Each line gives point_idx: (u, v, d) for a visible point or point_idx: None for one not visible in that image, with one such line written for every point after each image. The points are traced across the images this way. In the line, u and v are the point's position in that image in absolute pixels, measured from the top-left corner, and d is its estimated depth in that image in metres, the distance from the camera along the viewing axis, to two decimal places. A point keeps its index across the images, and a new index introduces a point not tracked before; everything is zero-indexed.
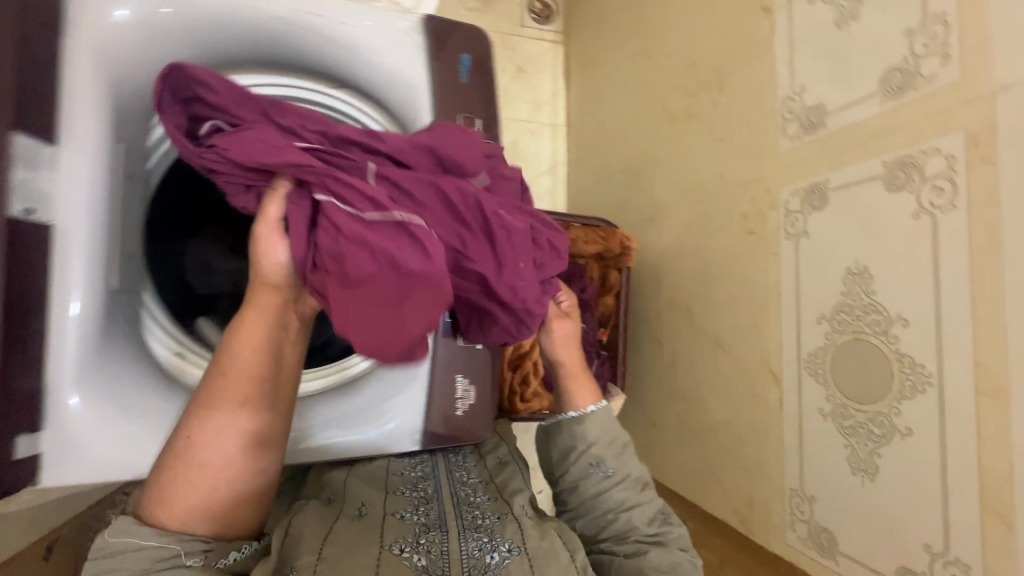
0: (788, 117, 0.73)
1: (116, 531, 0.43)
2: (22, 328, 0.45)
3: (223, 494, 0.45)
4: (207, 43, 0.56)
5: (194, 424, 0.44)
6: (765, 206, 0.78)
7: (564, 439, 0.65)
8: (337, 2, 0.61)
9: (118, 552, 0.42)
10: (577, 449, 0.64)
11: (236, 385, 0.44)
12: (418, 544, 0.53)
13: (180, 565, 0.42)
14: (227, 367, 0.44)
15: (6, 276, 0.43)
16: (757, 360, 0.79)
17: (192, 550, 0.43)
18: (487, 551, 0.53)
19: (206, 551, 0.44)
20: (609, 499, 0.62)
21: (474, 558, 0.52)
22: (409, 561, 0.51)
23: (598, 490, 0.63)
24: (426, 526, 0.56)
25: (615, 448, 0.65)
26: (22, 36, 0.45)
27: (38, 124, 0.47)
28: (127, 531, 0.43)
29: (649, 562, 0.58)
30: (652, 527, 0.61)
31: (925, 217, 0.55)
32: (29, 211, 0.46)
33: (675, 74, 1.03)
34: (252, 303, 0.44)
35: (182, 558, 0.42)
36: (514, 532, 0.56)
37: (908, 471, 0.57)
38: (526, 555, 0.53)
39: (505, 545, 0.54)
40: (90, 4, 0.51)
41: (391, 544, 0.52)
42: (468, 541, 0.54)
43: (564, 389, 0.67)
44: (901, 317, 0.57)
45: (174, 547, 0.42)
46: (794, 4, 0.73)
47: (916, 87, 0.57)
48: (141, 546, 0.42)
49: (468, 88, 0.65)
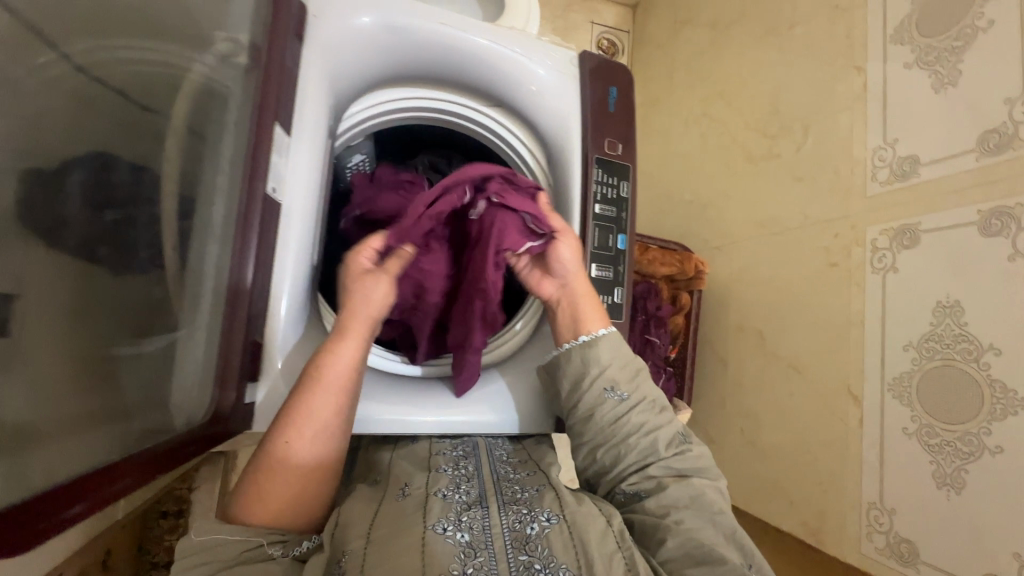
0: (879, 165, 0.82)
1: (201, 530, 0.50)
2: (257, 285, 0.54)
3: (291, 504, 0.54)
4: (408, 59, 0.67)
5: (265, 451, 0.53)
6: (849, 242, 0.85)
7: (575, 365, 0.65)
8: (515, 39, 0.70)
9: (206, 546, 0.49)
10: (590, 374, 0.64)
11: (311, 409, 0.55)
12: (461, 521, 0.54)
13: (264, 556, 0.50)
14: (309, 385, 0.55)
15: (247, 236, 0.52)
16: (833, 382, 0.85)
17: (273, 542, 0.51)
18: (527, 523, 0.55)
19: (282, 542, 0.52)
20: (626, 424, 0.62)
21: (516, 530, 0.54)
22: (454, 539, 0.52)
23: (615, 417, 0.62)
24: (467, 504, 0.57)
25: (623, 377, 0.64)
26: (279, 41, 0.56)
27: (283, 117, 0.56)
28: (214, 530, 0.50)
29: (670, 497, 0.58)
30: (670, 449, 0.61)
31: (1019, 261, 0.64)
32: (274, 190, 0.56)
33: (750, 114, 1.12)
34: (341, 334, 0.58)
35: (265, 549, 0.50)
36: (552, 502, 0.58)
37: (998, 485, 0.64)
38: (565, 524, 0.54)
39: (543, 515, 0.55)
40: (332, 22, 0.61)
41: (435, 522, 0.53)
42: (508, 515, 0.56)
43: (574, 312, 0.67)
44: (993, 346, 0.66)
45: (256, 540, 0.50)
46: (889, 66, 0.82)
47: (1013, 148, 0.66)
48: (227, 541, 0.49)
49: (613, 120, 0.75)
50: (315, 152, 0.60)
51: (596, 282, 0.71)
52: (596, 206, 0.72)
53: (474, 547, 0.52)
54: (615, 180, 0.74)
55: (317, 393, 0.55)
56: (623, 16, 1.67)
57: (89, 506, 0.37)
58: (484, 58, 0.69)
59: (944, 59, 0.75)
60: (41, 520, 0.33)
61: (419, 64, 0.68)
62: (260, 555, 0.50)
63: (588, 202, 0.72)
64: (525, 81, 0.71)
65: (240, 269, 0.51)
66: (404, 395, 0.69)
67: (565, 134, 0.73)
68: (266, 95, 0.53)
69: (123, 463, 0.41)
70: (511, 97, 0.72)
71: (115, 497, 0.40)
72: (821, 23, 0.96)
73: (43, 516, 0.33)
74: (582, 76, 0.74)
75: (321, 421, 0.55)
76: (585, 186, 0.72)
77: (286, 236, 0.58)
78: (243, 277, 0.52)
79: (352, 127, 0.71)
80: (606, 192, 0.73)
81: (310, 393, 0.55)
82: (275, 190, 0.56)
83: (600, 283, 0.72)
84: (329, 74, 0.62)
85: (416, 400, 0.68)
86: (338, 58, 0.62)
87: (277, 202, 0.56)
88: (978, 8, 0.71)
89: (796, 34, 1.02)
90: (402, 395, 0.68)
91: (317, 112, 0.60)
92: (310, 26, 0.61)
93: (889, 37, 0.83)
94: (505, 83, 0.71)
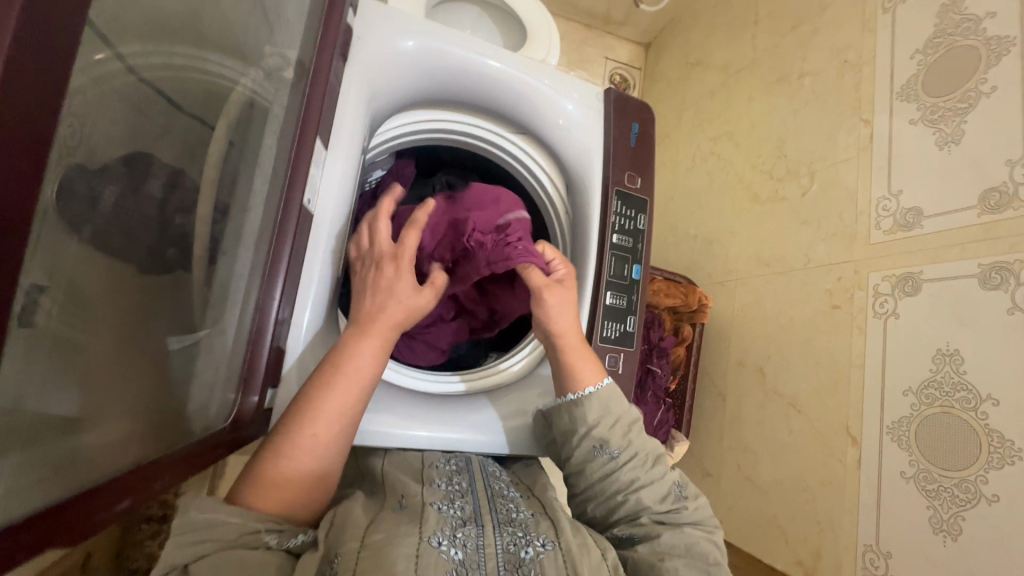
0: (882, 214, 0.85)
1: (203, 507, 0.47)
2: (288, 295, 0.55)
3: (299, 496, 0.52)
4: (441, 82, 0.70)
5: (283, 432, 0.52)
6: (852, 286, 0.87)
7: (593, 413, 0.63)
8: (544, 71, 0.73)
9: (204, 525, 0.46)
10: (579, 432, 0.63)
11: (343, 392, 0.54)
12: (456, 537, 0.51)
13: (260, 543, 0.47)
14: (341, 368, 0.55)
15: (288, 250, 0.53)
16: (832, 422, 0.86)
17: (271, 529, 0.49)
18: (521, 546, 0.52)
19: (279, 531, 0.49)
20: (618, 480, 0.61)
21: (509, 553, 0.51)
22: (448, 554, 0.49)
23: (606, 472, 0.62)
24: (462, 520, 0.54)
25: (618, 427, 0.63)
26: (329, 59, 0.58)
27: (324, 133, 0.58)
28: (213, 509, 0.47)
29: (666, 544, 0.56)
30: (664, 504, 0.60)
31: (1018, 314, 0.66)
32: (309, 201, 0.56)
33: (758, 156, 1.15)
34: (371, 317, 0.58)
35: (262, 537, 0.48)
36: (547, 529, 0.56)
37: (993, 533, 0.65)
38: (560, 551, 0.52)
39: (538, 540, 0.53)
40: (371, 44, 0.64)
41: (430, 535, 0.50)
42: (502, 535, 0.53)
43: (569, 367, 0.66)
44: (991, 396, 0.67)
45: (255, 525, 0.48)
46: (894, 121, 0.86)
47: (1013, 207, 0.69)
48: (225, 521, 0.47)
49: (632, 153, 0.77)
50: (349, 166, 0.62)
51: (610, 310, 0.73)
52: (615, 236, 0.74)
53: (467, 566, 0.49)
54: (633, 213, 0.76)
55: (338, 386, 0.54)
56: (636, 53, 1.74)
57: (133, 502, 0.37)
58: (516, 88, 0.72)
59: (948, 118, 0.79)
60: (94, 514, 0.33)
61: (451, 88, 0.71)
62: (257, 543, 0.47)
63: (607, 232, 0.74)
64: (554, 112, 0.73)
65: (272, 278, 0.52)
66: (404, 407, 0.69)
67: (589, 165, 0.75)
68: (309, 110, 0.55)
69: (162, 461, 0.41)
70: (538, 126, 0.74)
71: (158, 494, 0.40)
72: (830, 75, 1.01)
73: (95, 509, 0.34)
74: (606, 111, 0.77)
75: (338, 416, 0.54)
76: (605, 216, 0.74)
77: (315, 247, 0.58)
78: (272, 291, 0.52)
79: (381, 143, 0.73)
80: (624, 223, 0.75)
81: (329, 382, 0.54)
82: (310, 201, 0.56)
83: (614, 311, 0.74)
84: (369, 92, 0.64)
85: (412, 414, 0.68)
86: (377, 78, 0.64)
87: (311, 213, 0.57)
88: (982, 73, 0.76)
89: (806, 84, 1.06)
90: (398, 409, 0.67)
91: (354, 128, 0.62)
92: (355, 45, 0.63)
93: (895, 94, 0.87)
94: (533, 113, 0.73)
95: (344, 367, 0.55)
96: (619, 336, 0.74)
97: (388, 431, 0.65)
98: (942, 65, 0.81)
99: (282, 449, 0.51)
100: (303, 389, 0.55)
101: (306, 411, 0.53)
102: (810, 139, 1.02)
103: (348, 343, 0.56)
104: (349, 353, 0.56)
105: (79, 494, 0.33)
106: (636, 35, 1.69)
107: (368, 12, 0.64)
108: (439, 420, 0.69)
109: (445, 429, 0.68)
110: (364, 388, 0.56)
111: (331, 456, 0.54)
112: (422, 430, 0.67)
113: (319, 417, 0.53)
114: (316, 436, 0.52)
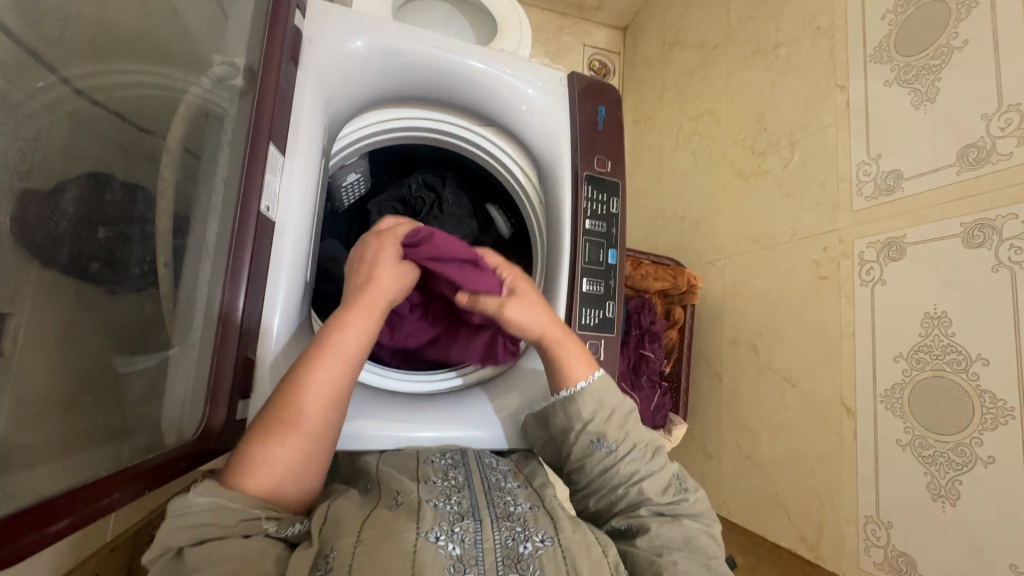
0: (864, 179, 0.84)
1: (200, 491, 0.46)
2: (252, 302, 0.54)
3: (279, 491, 0.50)
4: (398, 77, 0.69)
5: (277, 419, 0.50)
6: (838, 255, 0.86)
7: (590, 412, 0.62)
8: (506, 61, 0.73)
9: (201, 512, 0.45)
10: (575, 428, 0.62)
11: (332, 373, 0.53)
12: (453, 532, 0.49)
13: (257, 532, 0.47)
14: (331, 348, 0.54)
15: (250, 257, 0.52)
16: (827, 394, 0.85)
17: (268, 518, 0.48)
18: (520, 540, 0.50)
19: (276, 520, 0.48)
20: (617, 474, 0.60)
21: (507, 547, 0.49)
22: (445, 550, 0.47)
23: (604, 467, 0.60)
24: (459, 514, 0.52)
25: (615, 419, 0.62)
26: (281, 61, 0.57)
27: (280, 139, 0.58)
28: (215, 493, 0.46)
29: (662, 538, 0.55)
30: (666, 496, 0.58)
31: (1004, 270, 0.65)
32: (268, 209, 0.56)
33: (739, 132, 1.13)
34: (354, 305, 0.57)
35: (261, 524, 0.47)
36: (546, 523, 0.53)
37: (990, 495, 0.65)
38: (558, 546, 0.50)
39: (536, 535, 0.51)
40: (323, 45, 0.63)
41: (427, 530, 0.49)
42: (500, 530, 0.51)
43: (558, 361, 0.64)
44: (981, 356, 0.66)
45: (253, 512, 0.47)
46: (870, 85, 0.85)
47: (993, 161, 0.68)
48: (222, 509, 0.46)
49: (601, 138, 0.76)
50: (308, 170, 0.61)
51: (587, 296, 0.72)
52: (587, 222, 0.73)
53: (464, 562, 0.47)
54: (605, 197, 0.75)
55: (324, 361, 0.53)
56: (615, 38, 1.72)
57: (74, 520, 0.35)
58: (476, 80, 0.71)
59: (922, 77, 0.77)
60: (25, 534, 0.31)
61: (411, 84, 0.70)
62: (251, 532, 0.46)
63: (580, 217, 0.73)
64: (517, 101, 0.73)
65: (233, 289, 0.51)
66: (396, 410, 0.68)
67: (557, 152, 0.74)
68: (261, 116, 0.54)
69: (112, 477, 0.39)
70: (504, 116, 0.74)
71: (105, 511, 0.38)
72: (804, 43, 0.99)
73: (23, 530, 0.31)
74: (570, 95, 0.76)
75: (330, 394, 0.53)
76: (576, 203, 0.74)
77: (279, 253, 0.58)
78: (236, 301, 0.51)
79: (346, 145, 0.73)
80: (596, 208, 0.74)
81: (318, 359, 0.53)
82: (269, 209, 0.56)
83: (591, 297, 0.73)
84: (324, 94, 0.63)
85: (405, 417, 0.67)
86: (333, 80, 0.64)
87: (270, 220, 0.56)
88: (953, 28, 0.74)
89: (781, 54, 1.05)
90: (393, 415, 0.67)
91: (312, 130, 0.61)
92: (306, 50, 0.62)
93: (869, 56, 0.86)
94: (495, 103, 0.73)
95: (329, 349, 0.54)
96: (599, 323, 0.73)
97: (382, 433, 0.65)
98: (912, 23, 0.79)
99: (277, 429, 0.50)
100: (289, 374, 0.53)
101: (296, 387, 0.52)
102: (789, 109, 1.00)
103: (335, 318, 0.56)
104: (336, 332, 0.55)
105: (18, 511, 0.32)
106: (613, 19, 1.67)
107: (320, 14, 0.64)
108: (436, 419, 0.68)
109: (448, 431, 0.68)
110: (354, 360, 0.55)
111: (332, 437, 0.54)
112: (424, 431, 0.67)
113: (308, 393, 0.52)
114: (309, 412, 0.51)
